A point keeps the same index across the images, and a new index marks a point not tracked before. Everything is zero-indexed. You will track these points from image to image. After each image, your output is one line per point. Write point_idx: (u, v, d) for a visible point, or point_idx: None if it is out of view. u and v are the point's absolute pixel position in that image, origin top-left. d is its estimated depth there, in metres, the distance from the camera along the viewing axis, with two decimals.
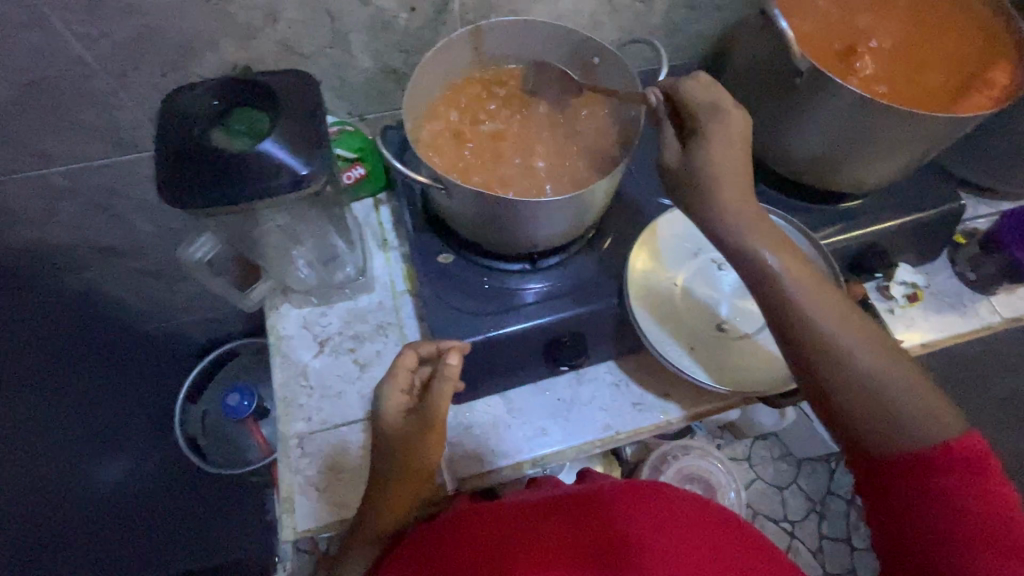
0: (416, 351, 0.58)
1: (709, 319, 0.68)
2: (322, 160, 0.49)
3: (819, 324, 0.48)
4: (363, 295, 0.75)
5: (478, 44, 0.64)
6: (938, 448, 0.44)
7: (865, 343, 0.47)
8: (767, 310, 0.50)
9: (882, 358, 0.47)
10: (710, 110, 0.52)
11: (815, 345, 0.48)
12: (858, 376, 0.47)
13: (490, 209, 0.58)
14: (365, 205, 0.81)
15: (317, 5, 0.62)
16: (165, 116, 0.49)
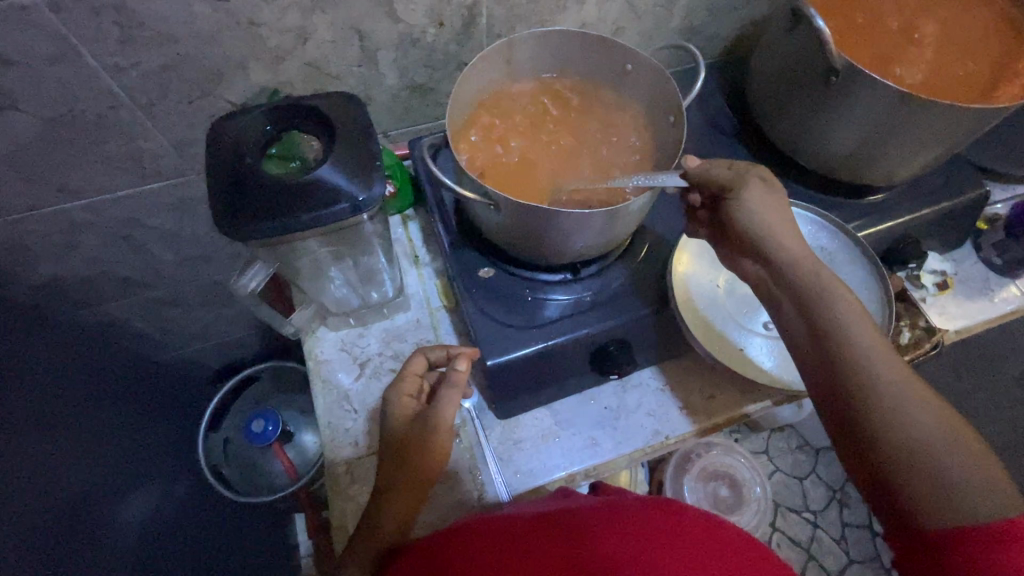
0: (424, 356, 0.62)
1: (756, 318, 0.67)
2: (379, 182, 0.48)
3: (875, 373, 0.46)
4: (400, 314, 0.74)
5: (511, 57, 0.64)
6: (995, 526, 0.40)
7: (924, 400, 0.45)
8: (818, 355, 0.49)
9: (942, 422, 0.44)
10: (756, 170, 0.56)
11: (867, 397, 0.45)
12: (915, 433, 0.44)
13: (534, 222, 0.58)
14: (393, 222, 0.80)
15: (347, 25, 0.62)
16: (217, 143, 0.49)
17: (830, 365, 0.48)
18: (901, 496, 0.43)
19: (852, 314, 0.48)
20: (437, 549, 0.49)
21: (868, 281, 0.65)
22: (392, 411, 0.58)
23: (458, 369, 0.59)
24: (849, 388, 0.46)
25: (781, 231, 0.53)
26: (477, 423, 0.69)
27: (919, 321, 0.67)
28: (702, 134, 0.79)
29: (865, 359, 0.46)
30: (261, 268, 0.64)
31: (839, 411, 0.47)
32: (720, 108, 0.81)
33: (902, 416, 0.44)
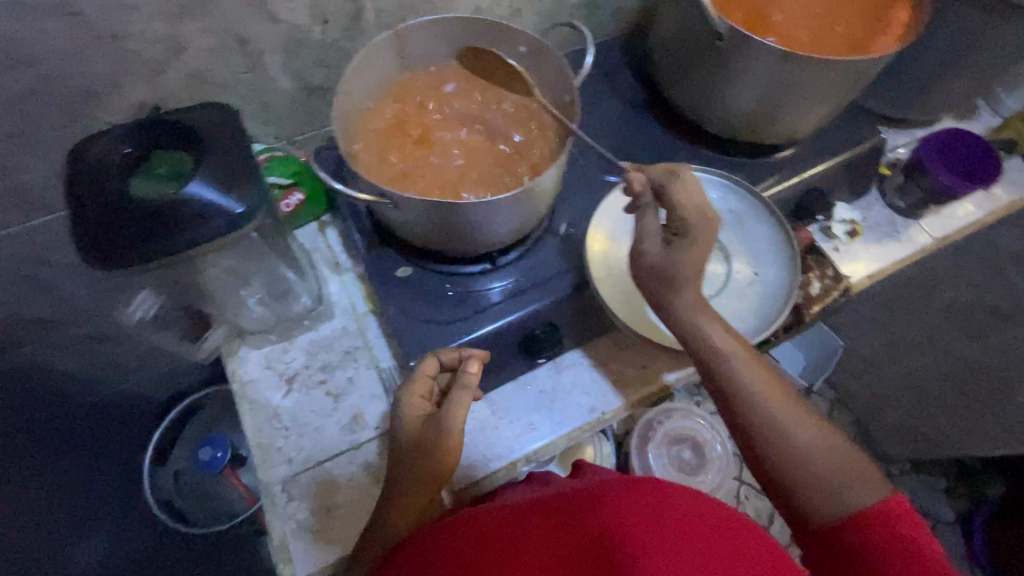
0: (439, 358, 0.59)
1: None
2: (256, 195, 0.47)
3: (761, 399, 0.53)
4: (324, 324, 0.73)
5: (402, 50, 0.63)
6: (866, 510, 0.47)
7: (800, 418, 0.53)
8: (714, 387, 0.56)
9: (817, 434, 0.52)
10: (693, 216, 0.53)
11: (757, 422, 0.53)
12: (797, 448, 0.51)
13: (441, 216, 0.57)
14: (309, 230, 0.78)
15: (224, 31, 0.59)
16: (77, 170, 0.46)
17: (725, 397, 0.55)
18: (795, 504, 0.51)
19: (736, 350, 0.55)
20: (429, 540, 0.49)
21: (777, 237, 0.67)
22: (405, 413, 0.57)
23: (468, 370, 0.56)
24: (744, 416, 0.54)
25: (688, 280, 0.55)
26: None
27: (827, 270, 0.70)
28: (612, 108, 0.79)
29: (749, 390, 0.54)
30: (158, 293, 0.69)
31: (737, 434, 0.55)
32: (627, 81, 0.81)
33: (785, 434, 0.52)
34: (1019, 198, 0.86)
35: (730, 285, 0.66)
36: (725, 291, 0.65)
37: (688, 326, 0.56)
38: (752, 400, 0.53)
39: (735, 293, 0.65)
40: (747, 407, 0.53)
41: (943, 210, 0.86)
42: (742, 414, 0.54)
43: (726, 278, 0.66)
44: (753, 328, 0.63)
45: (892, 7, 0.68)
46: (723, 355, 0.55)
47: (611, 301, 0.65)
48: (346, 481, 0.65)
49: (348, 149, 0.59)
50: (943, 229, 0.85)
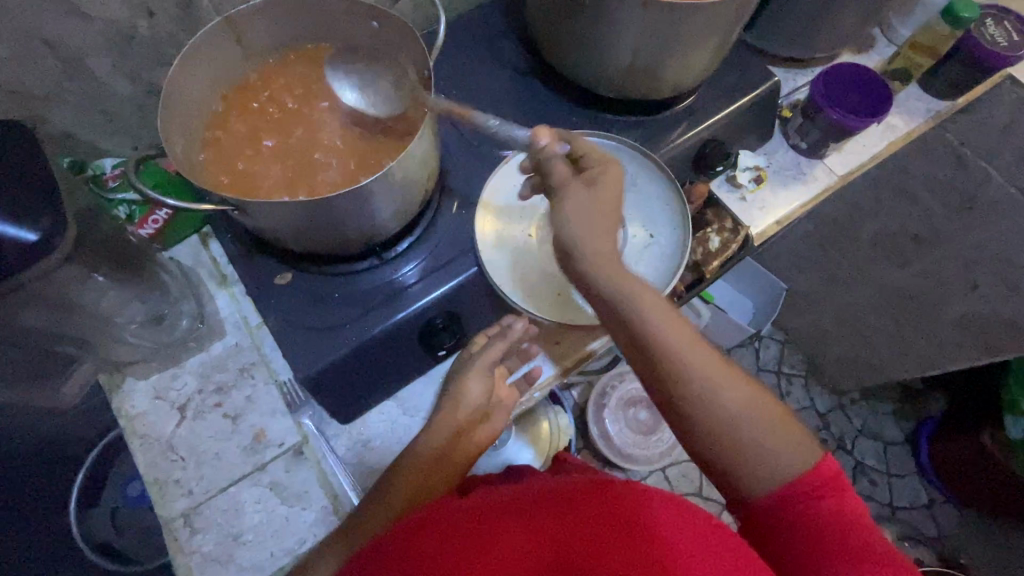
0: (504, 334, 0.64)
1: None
2: (54, 220, 0.46)
3: (687, 368, 0.46)
4: (215, 342, 0.68)
5: (241, 37, 0.57)
6: (799, 479, 0.44)
7: (730, 382, 0.47)
8: (633, 351, 0.49)
9: (748, 401, 0.47)
10: (597, 162, 0.49)
11: (683, 389, 0.47)
12: (726, 418, 0.46)
13: (300, 217, 0.53)
14: (190, 245, 0.71)
15: (27, 37, 0.53)
16: None
17: (645, 365, 0.48)
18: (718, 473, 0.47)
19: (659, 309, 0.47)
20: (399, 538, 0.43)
21: (669, 192, 0.65)
22: (455, 394, 0.63)
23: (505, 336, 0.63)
24: (668, 383, 0.47)
25: (586, 231, 0.47)
26: (320, 436, 0.65)
27: (726, 222, 0.69)
28: (498, 77, 0.75)
29: (674, 352, 0.47)
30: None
31: (662, 403, 0.49)
32: (513, 44, 0.77)
33: (713, 402, 0.46)
34: (914, 126, 0.87)
35: (626, 249, 0.64)
36: (620, 257, 0.63)
37: (591, 283, 0.48)
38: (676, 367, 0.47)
39: (632, 257, 0.64)
40: (671, 374, 0.47)
41: (845, 146, 0.86)
42: (665, 382, 0.47)
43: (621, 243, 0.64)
44: (649, 293, 0.62)
45: None
46: (638, 314, 0.47)
47: (505, 285, 0.63)
48: (252, 504, 0.62)
49: (185, 158, 0.53)
50: (846, 164, 0.85)
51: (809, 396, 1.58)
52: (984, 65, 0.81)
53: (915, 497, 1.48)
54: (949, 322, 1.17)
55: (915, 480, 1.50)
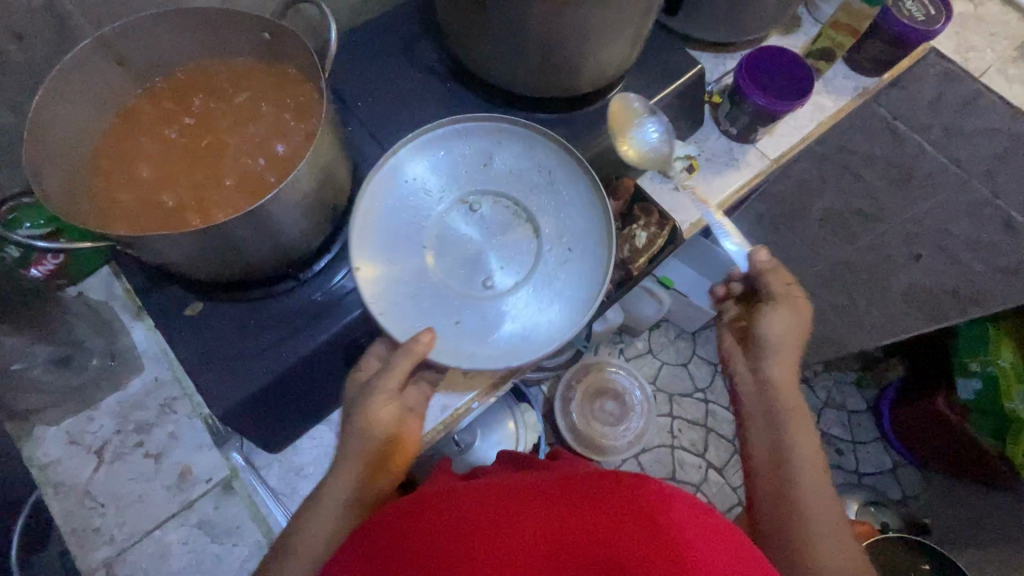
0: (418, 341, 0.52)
1: (475, 275, 0.58)
2: None
3: (809, 506, 0.55)
4: (132, 379, 0.65)
5: (120, 59, 0.53)
6: None
7: (848, 551, 0.53)
8: (772, 452, 0.59)
9: (853, 566, 0.52)
10: (784, 298, 0.64)
11: (790, 505, 0.55)
12: (814, 550, 0.53)
13: (192, 250, 0.50)
14: (101, 276, 0.68)
15: None
16: None
17: (773, 465, 0.58)
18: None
19: (812, 449, 0.58)
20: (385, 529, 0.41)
21: (591, 196, 0.59)
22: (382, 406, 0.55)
23: (421, 342, 0.52)
24: (784, 496, 0.56)
25: (781, 357, 0.62)
26: (250, 469, 0.62)
27: (653, 217, 0.69)
28: (416, 81, 0.73)
29: (802, 469, 0.57)
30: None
31: (761, 509, 0.58)
32: (430, 45, 0.74)
33: (809, 527, 0.54)
34: (842, 105, 0.87)
35: (542, 267, 0.58)
36: (533, 276, 0.58)
37: (775, 393, 0.61)
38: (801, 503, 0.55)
39: (548, 276, 0.58)
40: (788, 486, 0.56)
41: (775, 129, 0.86)
42: (782, 509, 0.56)
43: (537, 260, 0.58)
44: (567, 319, 0.56)
45: None
46: (787, 430, 0.60)
47: (391, 314, 0.55)
48: (180, 545, 0.59)
49: (57, 194, 0.49)
50: (777, 147, 0.85)
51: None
52: (903, 39, 0.80)
53: (879, 463, 1.51)
54: (897, 294, 1.17)
55: (878, 447, 1.53)
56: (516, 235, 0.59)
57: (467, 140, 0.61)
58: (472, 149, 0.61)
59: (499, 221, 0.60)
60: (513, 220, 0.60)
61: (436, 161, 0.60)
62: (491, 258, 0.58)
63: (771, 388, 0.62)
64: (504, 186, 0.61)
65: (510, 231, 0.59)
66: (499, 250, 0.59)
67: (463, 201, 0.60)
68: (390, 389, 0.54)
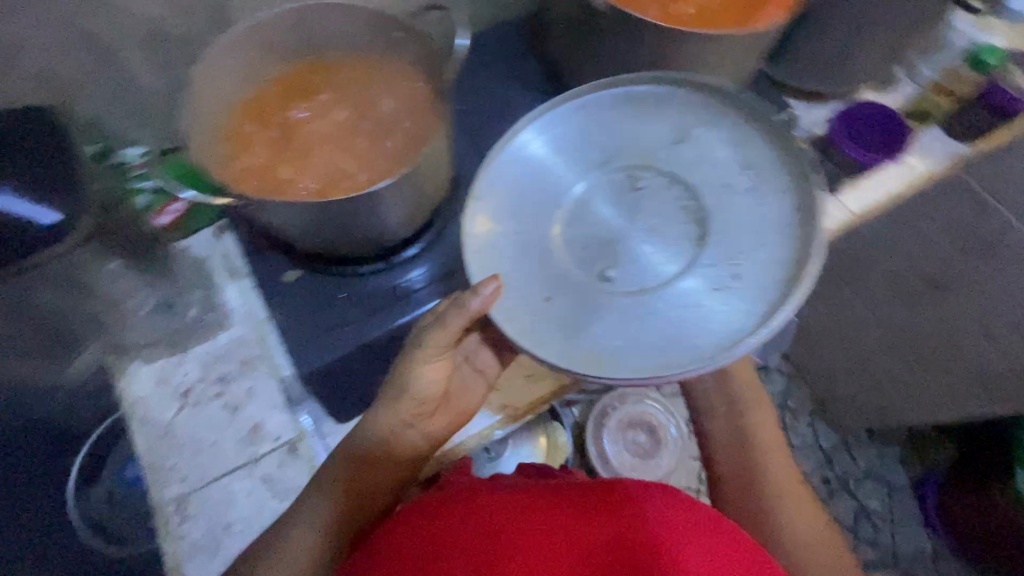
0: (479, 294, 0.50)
1: (592, 261, 0.52)
2: (65, 201, 0.58)
3: (780, 509, 0.58)
4: (221, 333, 0.69)
5: (266, 40, 0.59)
6: None
7: (807, 518, 0.58)
8: (740, 464, 0.63)
9: (825, 549, 0.56)
10: None
11: (758, 508, 0.59)
12: (789, 542, 0.56)
13: (306, 218, 0.54)
14: (204, 237, 0.72)
15: (66, 25, 0.56)
16: None
17: (739, 476, 0.62)
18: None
19: (770, 448, 0.63)
20: (427, 513, 0.46)
21: (778, 235, 0.50)
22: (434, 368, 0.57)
23: (479, 298, 0.49)
24: (751, 502, 0.60)
25: (739, 376, 0.67)
26: (316, 434, 0.66)
27: None
28: (514, 93, 0.76)
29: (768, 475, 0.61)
30: (55, 108, 0.59)
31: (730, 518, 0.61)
32: (533, 63, 0.78)
33: (780, 521, 0.58)
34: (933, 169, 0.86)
35: (676, 288, 0.50)
36: (659, 291, 0.50)
37: (736, 411, 0.66)
38: (763, 485, 0.60)
39: (678, 301, 0.50)
40: (758, 489, 0.60)
41: (861, 185, 0.85)
42: (747, 489, 0.61)
43: (675, 277, 0.50)
44: (677, 360, 0.48)
45: None
46: (750, 442, 0.64)
47: (482, 261, 0.53)
48: (243, 495, 0.63)
49: (201, 149, 0.55)
50: (862, 203, 0.84)
51: (812, 431, 1.56)
52: (1011, 114, 0.81)
53: (919, 546, 1.43)
54: (962, 368, 1.12)
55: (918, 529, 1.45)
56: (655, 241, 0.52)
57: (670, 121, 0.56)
58: (674, 126, 0.56)
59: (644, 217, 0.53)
60: (670, 218, 0.53)
61: (621, 128, 0.57)
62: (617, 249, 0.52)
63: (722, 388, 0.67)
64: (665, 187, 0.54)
65: (668, 227, 0.53)
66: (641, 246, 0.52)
67: (626, 178, 0.55)
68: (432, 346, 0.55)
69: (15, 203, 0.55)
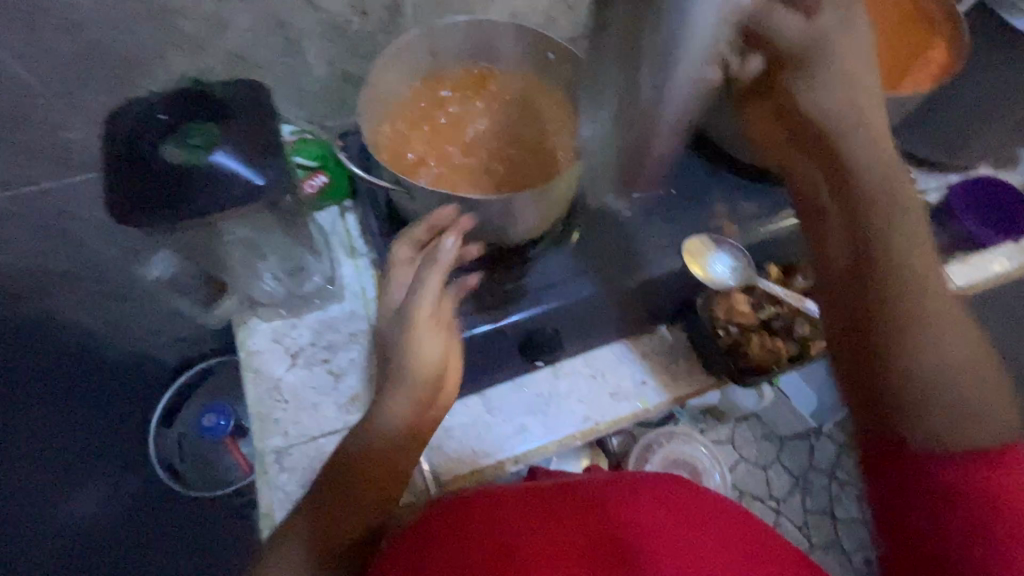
0: (427, 224, 0.59)
1: (655, 80, 0.43)
2: (274, 170, 0.51)
3: (937, 389, 0.45)
4: (334, 304, 0.74)
5: (432, 48, 0.65)
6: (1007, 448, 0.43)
7: (927, 263, 0.48)
8: (869, 334, 0.48)
9: (971, 356, 0.46)
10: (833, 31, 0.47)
11: (903, 396, 0.46)
12: (929, 371, 0.45)
13: (448, 212, 0.58)
14: (331, 213, 0.79)
15: (267, 13, 0.62)
16: (115, 128, 0.51)
17: (872, 348, 0.48)
18: (877, 303, 0.48)
19: (906, 232, 0.48)
20: (452, 509, 0.53)
21: None
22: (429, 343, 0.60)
23: (445, 247, 0.58)
24: (886, 391, 0.47)
25: (841, 98, 0.49)
26: None
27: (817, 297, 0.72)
28: None
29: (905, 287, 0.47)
30: (261, 82, 0.56)
31: (858, 391, 0.49)
32: None
33: (935, 385, 0.45)
34: None
35: None
36: None
37: (867, 242, 0.49)
38: (891, 274, 0.48)
39: None
40: (893, 381, 0.47)
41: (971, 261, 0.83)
42: (837, 212, 0.52)
43: None
44: None
45: (929, 49, 0.69)
46: (869, 201, 0.50)
47: None
48: None
49: (372, 139, 0.62)
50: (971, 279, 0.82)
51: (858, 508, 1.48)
52: None
53: None
54: None
55: None
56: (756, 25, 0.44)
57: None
58: None
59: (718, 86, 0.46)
60: None
61: None
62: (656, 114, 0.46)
63: (828, 123, 0.50)
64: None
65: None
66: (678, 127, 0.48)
67: None
68: (424, 310, 0.60)
69: (228, 162, 0.50)
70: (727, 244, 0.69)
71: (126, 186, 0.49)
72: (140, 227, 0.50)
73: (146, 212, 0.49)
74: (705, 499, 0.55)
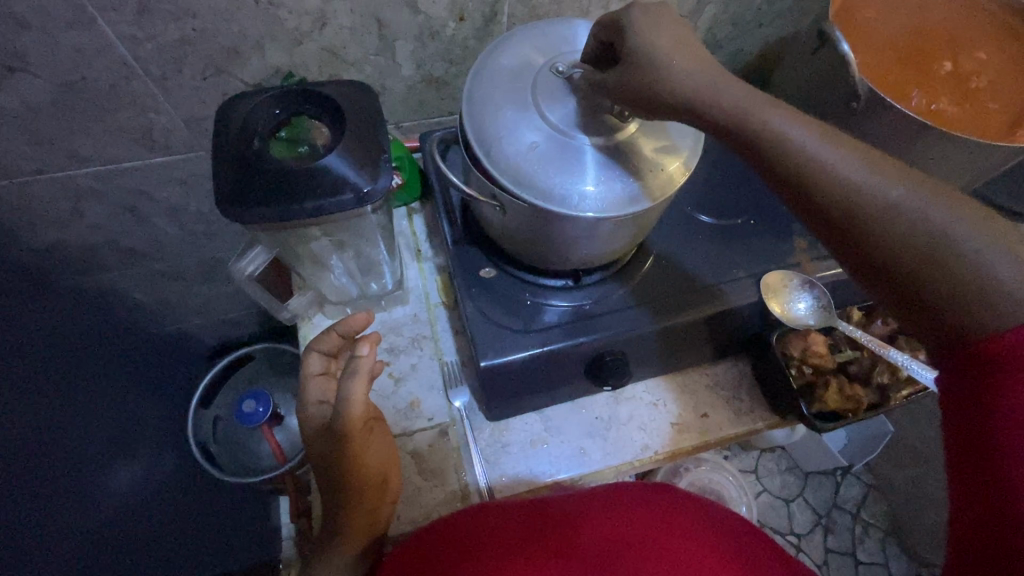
0: (338, 335, 0.62)
1: (574, 151, 0.50)
2: (383, 172, 0.53)
3: (985, 313, 0.34)
4: (397, 307, 0.76)
5: None
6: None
7: (878, 170, 0.39)
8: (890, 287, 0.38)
9: (982, 230, 0.35)
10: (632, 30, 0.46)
11: (947, 327, 0.36)
12: (963, 277, 0.35)
13: (538, 229, 0.55)
14: (399, 213, 0.82)
15: (368, 12, 0.62)
16: (230, 119, 0.54)
17: (895, 295, 0.38)
18: (871, 254, 0.38)
19: (870, 172, 0.38)
20: (441, 531, 0.51)
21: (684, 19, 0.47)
22: (370, 439, 0.59)
23: (359, 355, 0.56)
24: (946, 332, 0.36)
25: (698, 75, 0.44)
26: (466, 422, 0.69)
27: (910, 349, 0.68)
28: (711, 145, 0.78)
29: (883, 201, 0.37)
30: (371, 87, 0.58)
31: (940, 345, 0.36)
32: None
33: (964, 301, 0.34)
34: None
35: None
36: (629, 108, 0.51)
37: (831, 184, 0.39)
38: (845, 206, 0.39)
39: None
40: (931, 324, 0.36)
41: None
42: None
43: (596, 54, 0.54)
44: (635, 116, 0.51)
45: None
46: (807, 149, 0.40)
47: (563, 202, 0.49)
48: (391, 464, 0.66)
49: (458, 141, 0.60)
50: None
51: (883, 555, 1.38)
52: None
53: None
54: None
55: None
56: (551, 116, 0.51)
57: (532, 30, 0.57)
58: (542, 49, 0.55)
59: (581, 142, 0.50)
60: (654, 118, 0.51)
61: (537, 61, 0.55)
62: (594, 158, 0.50)
63: (702, 109, 0.43)
64: (569, 30, 0.57)
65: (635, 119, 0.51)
66: (633, 167, 0.50)
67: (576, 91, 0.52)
68: (355, 417, 0.56)
69: (342, 166, 0.51)
70: (811, 285, 0.68)
71: (241, 181, 0.50)
72: (248, 224, 0.51)
73: (259, 208, 0.50)
74: (684, 519, 0.52)
